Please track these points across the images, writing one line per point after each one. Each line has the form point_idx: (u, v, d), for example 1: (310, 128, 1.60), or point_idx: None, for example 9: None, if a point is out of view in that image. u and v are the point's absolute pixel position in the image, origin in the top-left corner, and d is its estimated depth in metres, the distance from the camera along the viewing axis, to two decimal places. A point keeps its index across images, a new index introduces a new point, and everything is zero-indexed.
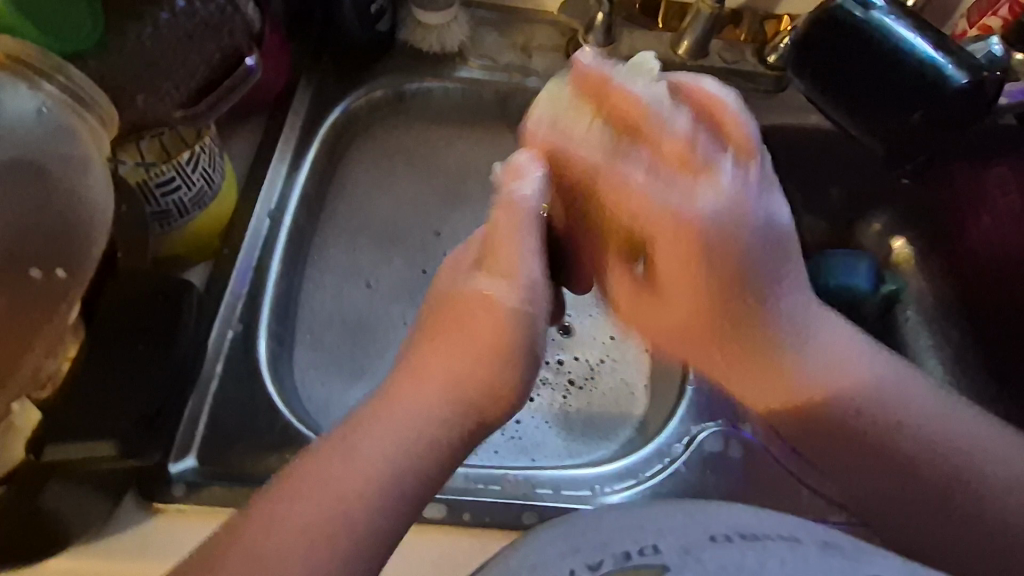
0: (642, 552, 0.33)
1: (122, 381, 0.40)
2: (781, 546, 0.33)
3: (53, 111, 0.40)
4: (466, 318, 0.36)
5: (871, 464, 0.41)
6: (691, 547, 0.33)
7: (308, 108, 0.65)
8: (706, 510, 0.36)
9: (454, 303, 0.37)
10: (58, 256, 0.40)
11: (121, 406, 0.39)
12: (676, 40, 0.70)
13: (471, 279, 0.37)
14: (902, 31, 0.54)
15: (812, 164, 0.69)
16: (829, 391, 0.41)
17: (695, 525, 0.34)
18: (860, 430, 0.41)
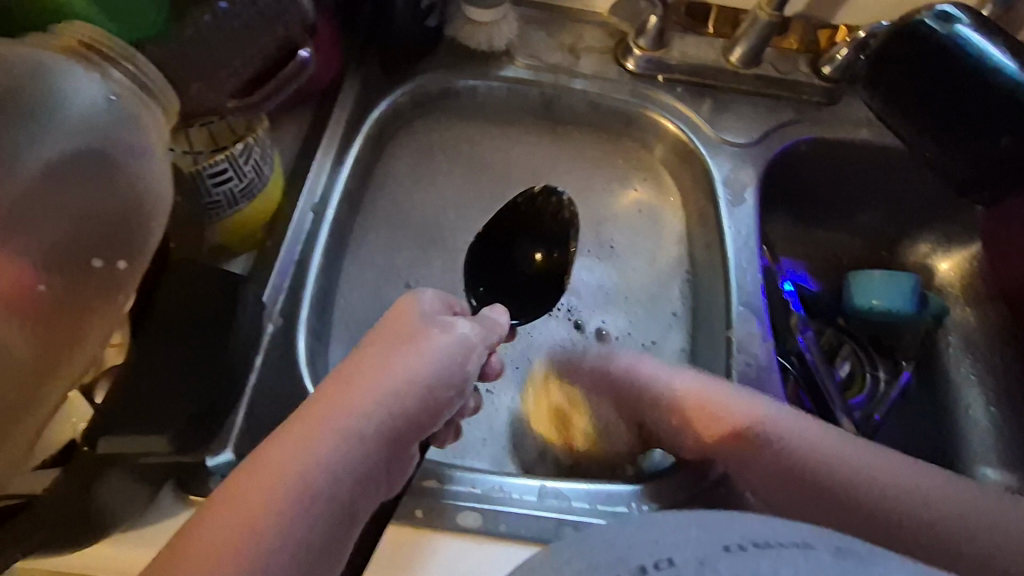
0: (657, 566, 0.30)
1: (173, 379, 0.39)
2: (794, 556, 0.29)
3: (122, 100, 0.39)
4: (393, 358, 0.43)
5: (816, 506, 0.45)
6: (707, 560, 0.29)
7: (355, 101, 0.65)
8: (719, 523, 0.32)
9: (385, 342, 0.44)
10: (120, 248, 0.38)
11: (175, 402, 0.39)
12: (729, 48, 0.69)
13: (416, 328, 0.45)
14: (991, 48, 0.50)
15: (858, 179, 0.69)
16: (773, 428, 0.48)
17: (707, 537, 0.31)
18: (801, 465, 0.46)
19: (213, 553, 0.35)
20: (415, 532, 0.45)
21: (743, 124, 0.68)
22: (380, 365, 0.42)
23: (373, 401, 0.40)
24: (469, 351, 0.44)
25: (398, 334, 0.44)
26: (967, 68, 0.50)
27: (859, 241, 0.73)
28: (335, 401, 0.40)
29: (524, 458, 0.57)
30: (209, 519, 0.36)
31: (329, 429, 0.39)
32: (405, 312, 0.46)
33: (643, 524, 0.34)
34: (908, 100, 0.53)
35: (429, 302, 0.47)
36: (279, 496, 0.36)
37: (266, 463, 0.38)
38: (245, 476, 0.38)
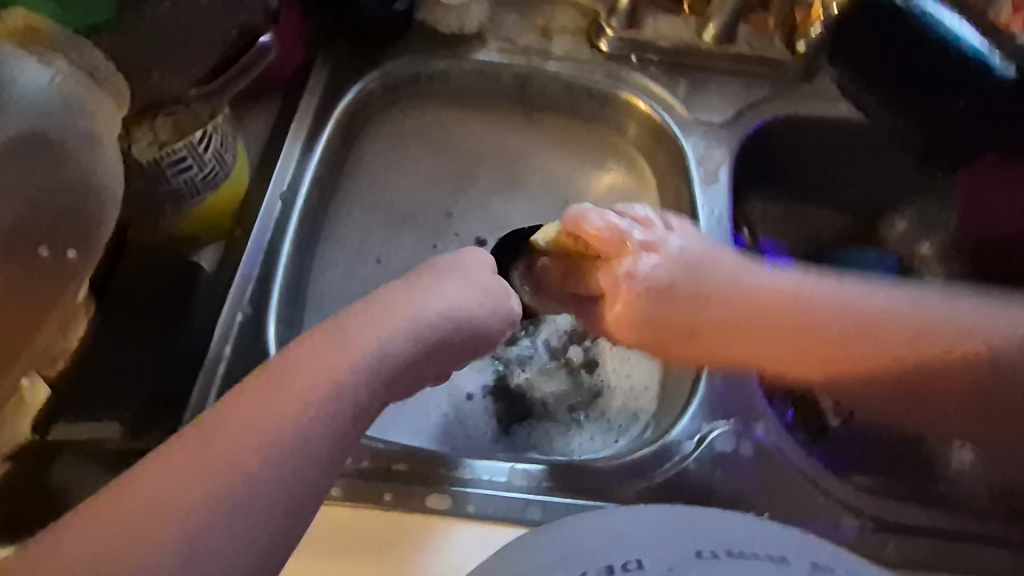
0: (625, 566, 0.34)
1: (117, 374, 0.42)
2: (766, 567, 0.34)
3: (67, 85, 0.38)
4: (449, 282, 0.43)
5: (812, 363, 0.52)
6: (676, 565, 0.34)
7: (323, 87, 0.64)
8: (699, 519, 0.36)
9: (432, 270, 0.43)
10: (69, 236, 0.39)
11: (126, 390, 0.42)
12: (701, 26, 0.69)
13: (477, 276, 0.44)
14: None
15: (835, 154, 0.68)
16: (780, 296, 0.53)
17: (685, 537, 0.35)
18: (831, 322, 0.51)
19: (238, 443, 0.34)
20: (385, 514, 0.45)
21: (718, 102, 0.67)
22: (424, 290, 0.41)
23: (415, 310, 0.40)
24: (507, 309, 0.44)
25: (443, 265, 0.44)
26: None
27: (840, 217, 0.72)
28: (378, 307, 0.39)
29: (491, 440, 0.56)
30: (235, 413, 0.35)
31: (376, 329, 0.38)
32: (455, 263, 0.44)
33: (610, 509, 0.37)
34: None
35: (483, 258, 0.46)
36: (303, 407, 0.35)
37: (307, 359, 0.36)
38: (276, 371, 0.36)
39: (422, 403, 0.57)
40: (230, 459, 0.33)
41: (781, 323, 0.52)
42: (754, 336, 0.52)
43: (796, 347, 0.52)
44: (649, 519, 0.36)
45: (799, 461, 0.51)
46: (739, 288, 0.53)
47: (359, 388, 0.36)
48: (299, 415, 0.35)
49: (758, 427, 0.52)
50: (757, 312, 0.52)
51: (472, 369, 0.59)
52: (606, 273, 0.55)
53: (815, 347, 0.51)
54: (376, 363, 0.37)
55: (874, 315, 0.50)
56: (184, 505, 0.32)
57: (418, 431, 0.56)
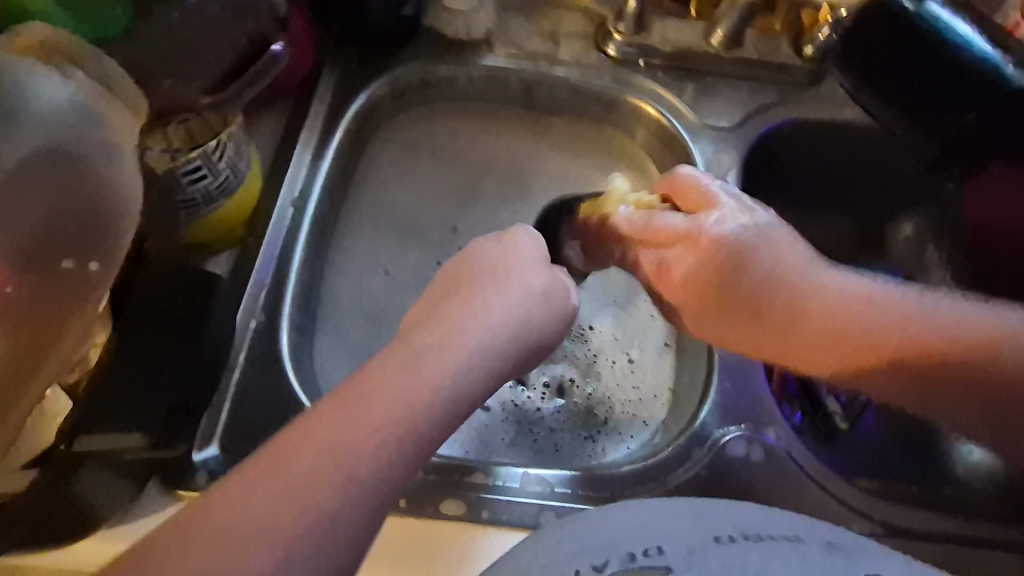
0: (647, 553, 0.33)
1: (143, 381, 0.41)
2: (784, 549, 0.34)
3: (84, 99, 0.39)
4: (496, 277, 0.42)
5: (933, 380, 0.46)
6: (696, 551, 0.33)
7: (333, 93, 0.64)
8: (713, 509, 0.36)
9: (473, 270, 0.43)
10: (90, 248, 0.39)
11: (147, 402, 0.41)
12: (709, 31, 0.69)
13: (531, 260, 0.43)
14: (959, 27, 0.50)
15: (842, 159, 0.68)
16: (903, 339, 0.47)
17: (701, 526, 0.35)
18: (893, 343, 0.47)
19: (310, 474, 0.32)
20: (400, 520, 0.46)
21: (725, 107, 0.67)
22: (474, 301, 0.40)
23: (489, 326, 0.39)
24: (561, 295, 0.43)
25: (503, 272, 0.42)
26: (937, 45, 0.50)
27: (848, 222, 0.73)
28: (449, 330, 0.38)
29: (504, 445, 0.56)
30: (312, 438, 0.33)
31: (450, 354, 0.37)
32: (504, 248, 0.44)
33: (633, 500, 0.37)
34: (879, 74, 0.53)
35: (536, 242, 0.45)
36: (386, 430, 0.34)
37: (376, 396, 0.35)
38: (346, 402, 0.35)
39: None
40: (307, 488, 0.32)
41: (890, 335, 0.47)
42: (860, 361, 0.47)
43: (913, 359, 0.47)
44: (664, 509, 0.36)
45: (809, 466, 0.51)
46: (820, 295, 0.49)
47: (438, 411, 0.36)
48: (380, 437, 0.34)
49: (768, 432, 0.52)
50: (839, 325, 0.48)
51: None
52: (645, 250, 0.52)
53: (937, 358, 0.46)
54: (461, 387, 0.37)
55: (912, 323, 0.47)
56: (231, 548, 0.31)
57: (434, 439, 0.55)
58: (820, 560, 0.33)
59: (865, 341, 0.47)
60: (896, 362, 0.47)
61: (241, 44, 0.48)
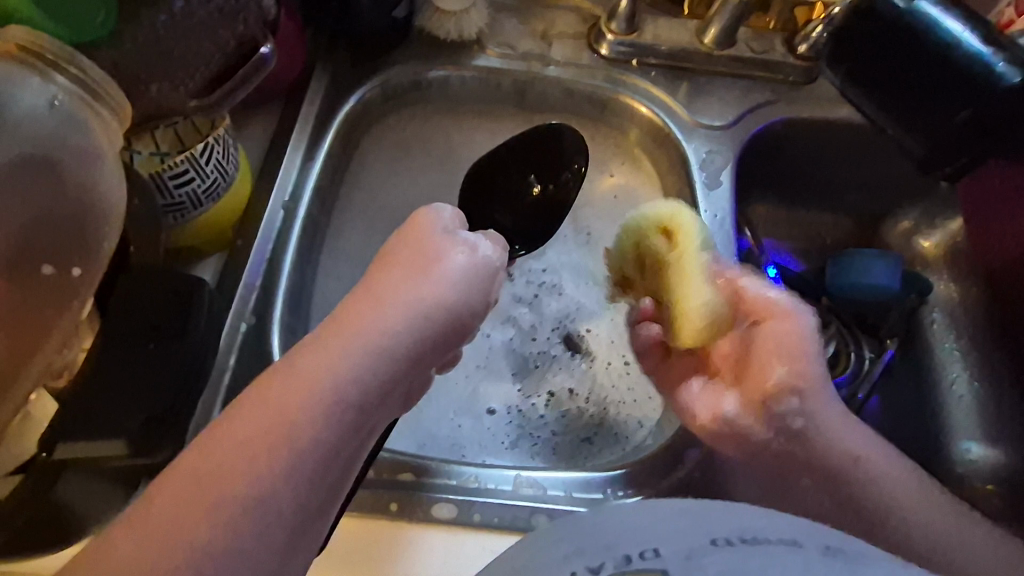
0: (642, 556, 0.31)
1: (125, 393, 0.39)
2: (786, 555, 0.31)
3: (66, 104, 0.39)
4: (410, 258, 0.42)
5: (806, 484, 0.48)
6: (693, 553, 0.31)
7: (324, 96, 0.64)
8: (709, 509, 0.34)
9: (391, 253, 0.43)
10: (71, 254, 0.39)
11: (125, 414, 0.39)
12: (702, 29, 0.68)
13: (440, 238, 0.43)
14: (952, 25, 0.49)
15: (838, 155, 0.67)
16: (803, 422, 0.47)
17: (696, 528, 0.32)
18: (865, 475, 0.46)
19: (237, 454, 0.33)
20: (392, 523, 0.45)
21: (719, 106, 0.67)
22: (402, 281, 0.41)
23: (409, 290, 0.40)
24: (484, 270, 0.43)
25: (416, 241, 0.43)
26: (929, 44, 0.49)
27: (843, 219, 0.72)
28: (368, 297, 0.40)
29: (499, 446, 0.56)
30: (237, 422, 0.35)
31: (366, 335, 0.38)
32: (429, 227, 0.44)
33: (624, 505, 0.35)
34: (871, 74, 0.53)
35: (449, 212, 0.45)
36: (314, 403, 0.35)
37: (295, 371, 0.36)
38: (269, 381, 0.36)
39: (432, 413, 0.56)
40: (236, 472, 0.33)
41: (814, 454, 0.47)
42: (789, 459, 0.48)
43: (803, 463, 0.48)
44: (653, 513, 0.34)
45: None
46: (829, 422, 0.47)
47: (356, 371, 0.37)
48: (307, 413, 0.35)
49: None
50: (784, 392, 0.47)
51: (484, 378, 0.59)
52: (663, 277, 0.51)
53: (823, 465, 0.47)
54: (380, 356, 0.38)
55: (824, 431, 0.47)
56: (192, 526, 0.31)
57: (431, 442, 0.55)
58: (820, 562, 0.30)
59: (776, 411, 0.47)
60: (793, 441, 0.48)
61: (229, 47, 0.47)
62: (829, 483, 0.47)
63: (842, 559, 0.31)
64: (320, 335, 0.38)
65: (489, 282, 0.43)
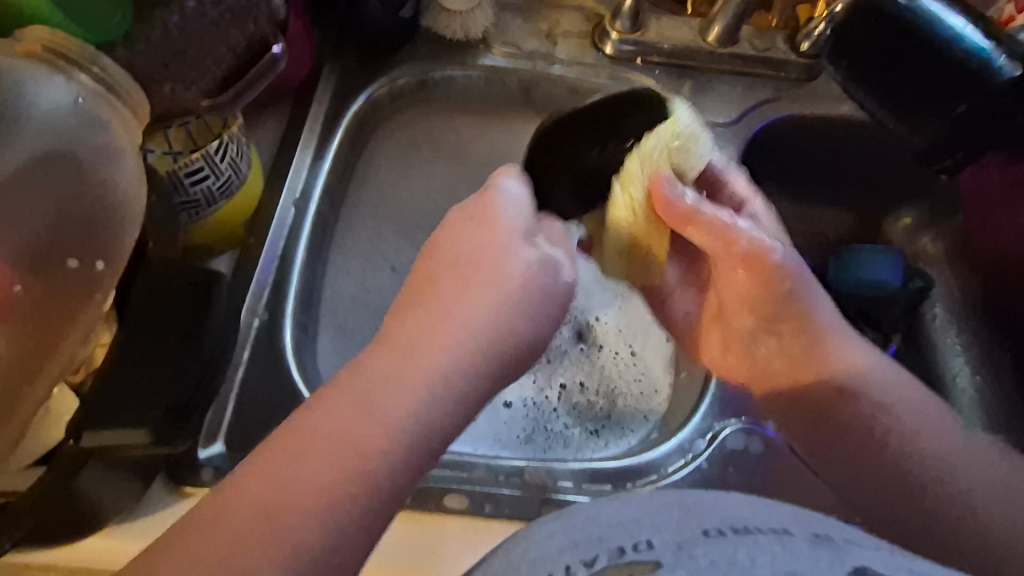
0: (636, 548, 0.32)
1: (146, 384, 0.40)
2: (773, 543, 0.30)
3: (88, 103, 0.40)
4: (479, 246, 0.42)
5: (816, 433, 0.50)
6: (685, 544, 0.31)
7: (332, 96, 0.65)
8: (700, 504, 0.35)
9: (457, 232, 0.43)
10: (94, 250, 0.40)
11: (147, 403, 0.40)
12: (705, 27, 0.69)
13: (513, 230, 0.43)
14: (952, 21, 0.50)
15: (841, 152, 0.68)
16: (824, 378, 0.49)
17: (689, 520, 0.33)
18: (884, 425, 0.47)
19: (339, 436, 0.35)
20: (404, 515, 0.46)
21: (723, 104, 0.67)
22: (473, 267, 0.41)
23: (495, 274, 0.41)
24: (553, 266, 0.43)
25: (494, 227, 0.43)
26: (930, 41, 0.50)
27: (846, 215, 0.73)
28: (461, 284, 0.41)
29: (508, 439, 0.56)
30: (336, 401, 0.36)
31: (437, 330, 0.39)
32: (499, 212, 0.44)
33: (619, 500, 0.36)
34: (872, 70, 0.53)
35: (517, 194, 0.46)
36: (384, 407, 0.36)
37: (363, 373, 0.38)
38: (366, 363, 0.38)
39: None
40: (344, 451, 0.35)
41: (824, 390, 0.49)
42: (805, 402, 0.50)
43: (820, 406, 0.49)
44: (648, 508, 0.35)
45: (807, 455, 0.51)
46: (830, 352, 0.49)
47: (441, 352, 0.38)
48: (388, 412, 0.36)
49: (768, 425, 0.53)
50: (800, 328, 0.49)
51: None
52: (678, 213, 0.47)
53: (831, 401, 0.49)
54: (463, 336, 0.39)
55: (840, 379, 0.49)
56: (246, 529, 0.32)
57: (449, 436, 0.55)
58: (808, 550, 0.30)
59: (817, 369, 0.49)
60: (805, 388, 0.50)
61: (241, 48, 0.48)
62: (853, 441, 0.48)
63: (830, 546, 0.31)
64: (411, 316, 0.40)
65: (561, 274, 0.43)
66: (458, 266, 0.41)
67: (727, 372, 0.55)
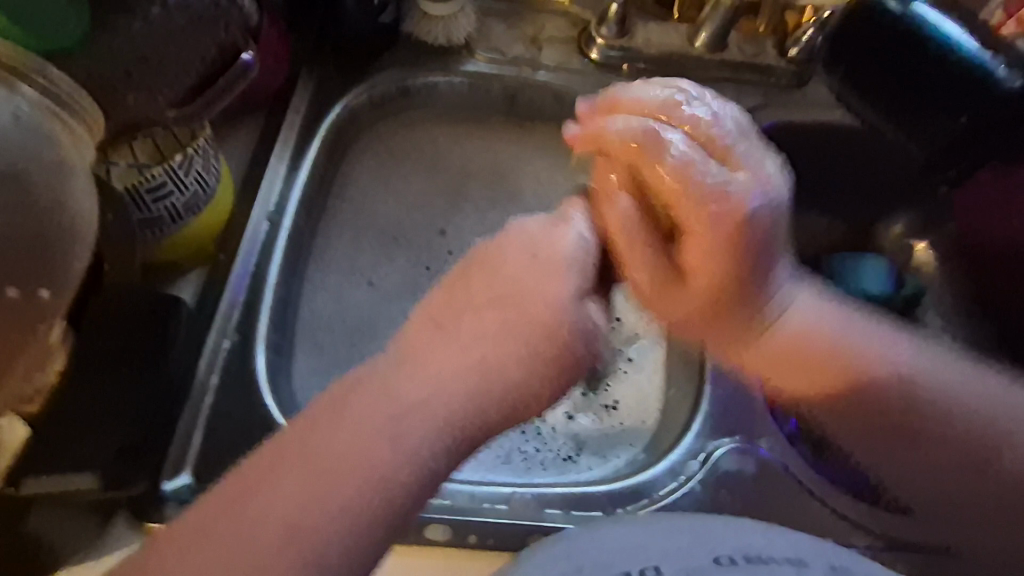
0: None
1: (98, 422, 0.40)
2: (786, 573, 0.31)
3: (31, 115, 0.37)
4: (518, 298, 0.38)
5: (886, 432, 0.48)
6: None
7: (308, 104, 0.62)
8: (710, 529, 0.34)
9: (498, 264, 0.40)
10: (41, 277, 0.37)
11: (99, 439, 0.39)
12: (693, 33, 0.67)
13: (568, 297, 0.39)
14: (951, 30, 0.48)
15: (834, 161, 0.65)
16: (887, 379, 0.46)
17: (701, 544, 0.33)
18: (932, 420, 0.46)
19: (354, 443, 0.34)
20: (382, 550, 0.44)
21: None
22: (498, 331, 0.37)
23: (558, 307, 0.38)
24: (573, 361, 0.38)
25: (549, 261, 0.39)
26: (927, 50, 0.49)
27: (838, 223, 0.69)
28: (520, 318, 0.38)
29: (495, 461, 0.54)
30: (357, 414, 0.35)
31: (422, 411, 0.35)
32: (564, 266, 0.39)
33: (624, 523, 0.35)
34: (866, 79, 0.52)
35: (586, 239, 0.40)
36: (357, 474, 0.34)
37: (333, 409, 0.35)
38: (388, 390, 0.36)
39: None
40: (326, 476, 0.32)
41: (845, 360, 0.46)
42: (710, 298, 0.42)
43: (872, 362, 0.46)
44: (656, 527, 0.34)
45: (802, 475, 0.50)
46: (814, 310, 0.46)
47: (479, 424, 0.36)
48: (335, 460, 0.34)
49: (761, 443, 0.51)
50: (829, 360, 0.46)
51: None
52: (624, 149, 0.39)
53: (900, 390, 0.46)
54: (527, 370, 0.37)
55: (869, 403, 0.47)
56: None
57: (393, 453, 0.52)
58: None
59: (844, 375, 0.46)
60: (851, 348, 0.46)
61: (211, 55, 0.45)
62: (911, 419, 0.46)
63: None
64: (462, 353, 0.37)
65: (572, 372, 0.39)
66: (500, 303, 0.38)
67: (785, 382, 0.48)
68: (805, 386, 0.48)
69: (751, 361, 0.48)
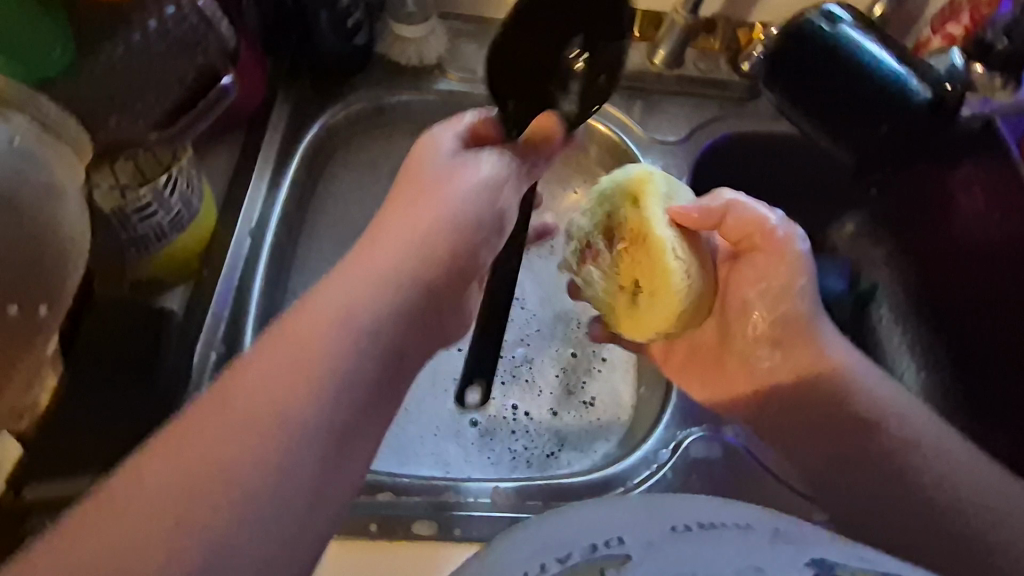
0: (607, 544, 0.33)
1: (88, 432, 0.44)
2: (734, 537, 0.32)
3: (27, 141, 0.39)
4: (420, 195, 0.41)
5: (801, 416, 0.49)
6: (654, 540, 0.33)
7: (287, 123, 0.64)
8: (668, 501, 0.35)
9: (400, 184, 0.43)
10: (40, 293, 0.39)
11: (101, 441, 0.44)
12: (652, 51, 0.71)
13: (460, 169, 0.43)
14: (870, 47, 0.54)
15: (786, 167, 0.70)
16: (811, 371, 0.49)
17: (657, 517, 0.34)
18: (830, 418, 0.47)
19: (278, 380, 0.32)
20: (368, 545, 0.46)
21: (671, 124, 0.70)
22: (414, 217, 0.40)
23: (454, 178, 0.42)
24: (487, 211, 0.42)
25: (437, 159, 0.43)
26: (853, 68, 0.53)
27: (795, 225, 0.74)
28: (416, 204, 0.41)
29: (477, 461, 0.57)
30: (299, 332, 0.34)
31: (357, 293, 0.36)
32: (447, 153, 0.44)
33: (585, 504, 0.36)
34: (803, 94, 0.56)
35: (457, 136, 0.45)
36: (286, 401, 0.32)
37: (250, 374, 0.32)
38: (311, 306, 0.35)
39: (401, 427, 0.57)
40: (269, 393, 0.31)
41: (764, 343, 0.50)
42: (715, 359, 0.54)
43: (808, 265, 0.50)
44: (621, 509, 0.36)
45: (767, 461, 0.53)
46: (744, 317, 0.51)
47: None
48: (263, 393, 0.31)
49: (728, 431, 0.54)
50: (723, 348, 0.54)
51: None
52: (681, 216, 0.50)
53: (820, 390, 0.48)
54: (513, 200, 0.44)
55: (779, 369, 0.50)
56: None
57: (377, 454, 0.55)
58: (770, 548, 0.32)
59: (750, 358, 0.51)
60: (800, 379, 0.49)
61: (190, 78, 0.47)
62: (822, 414, 0.48)
63: (786, 540, 0.33)
64: (376, 254, 0.38)
65: (496, 225, 0.43)
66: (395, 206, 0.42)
67: (687, 382, 0.56)
68: (723, 394, 0.54)
69: (701, 369, 0.55)
